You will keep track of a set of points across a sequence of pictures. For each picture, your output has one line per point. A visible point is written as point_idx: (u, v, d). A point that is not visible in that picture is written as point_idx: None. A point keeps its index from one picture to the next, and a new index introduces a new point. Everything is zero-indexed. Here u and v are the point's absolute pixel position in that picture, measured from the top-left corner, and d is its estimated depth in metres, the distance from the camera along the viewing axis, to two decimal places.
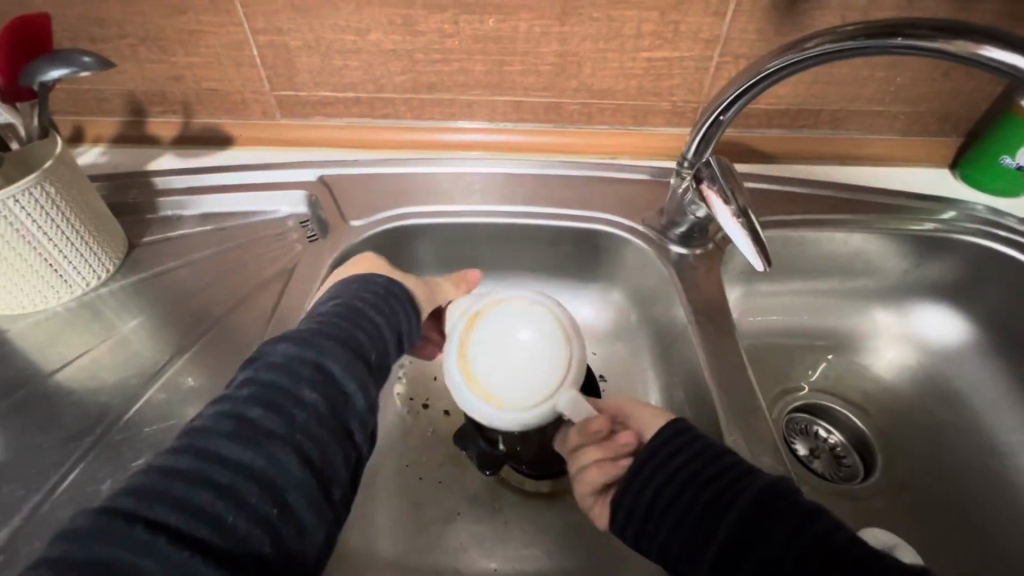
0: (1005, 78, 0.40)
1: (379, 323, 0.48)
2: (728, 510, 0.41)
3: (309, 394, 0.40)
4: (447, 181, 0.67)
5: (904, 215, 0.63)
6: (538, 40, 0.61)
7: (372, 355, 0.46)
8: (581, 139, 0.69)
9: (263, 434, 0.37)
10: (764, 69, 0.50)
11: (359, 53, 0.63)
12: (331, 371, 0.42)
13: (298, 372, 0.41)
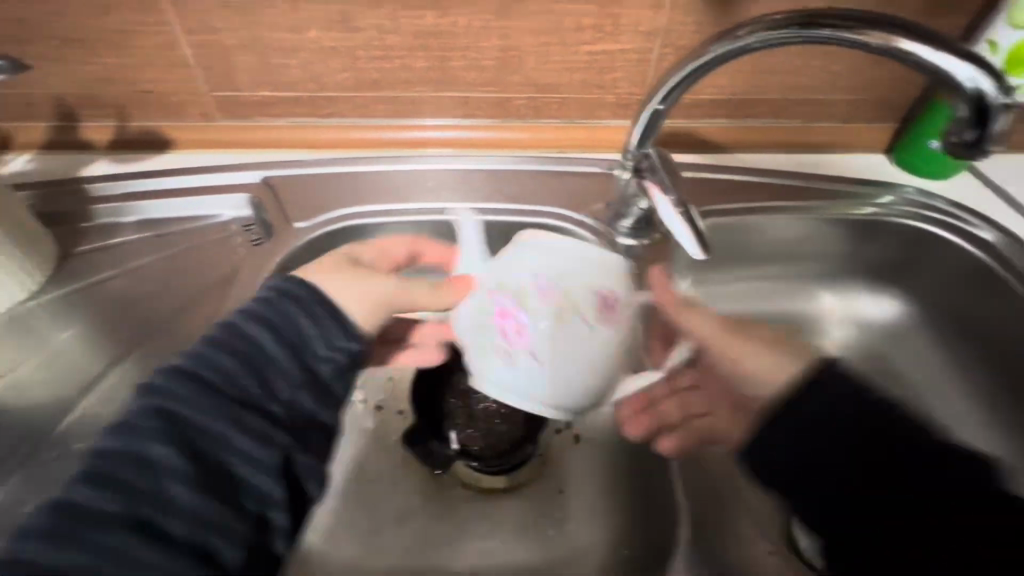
0: (923, 73, 0.42)
1: (269, 348, 0.45)
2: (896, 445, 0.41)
3: (164, 451, 0.39)
4: (398, 180, 0.67)
5: (844, 200, 0.65)
6: (479, 34, 0.60)
7: (254, 390, 0.43)
8: (528, 133, 0.69)
9: (104, 508, 0.36)
10: (702, 57, 0.50)
11: (298, 51, 0.61)
12: (190, 422, 0.41)
13: (151, 430, 0.39)
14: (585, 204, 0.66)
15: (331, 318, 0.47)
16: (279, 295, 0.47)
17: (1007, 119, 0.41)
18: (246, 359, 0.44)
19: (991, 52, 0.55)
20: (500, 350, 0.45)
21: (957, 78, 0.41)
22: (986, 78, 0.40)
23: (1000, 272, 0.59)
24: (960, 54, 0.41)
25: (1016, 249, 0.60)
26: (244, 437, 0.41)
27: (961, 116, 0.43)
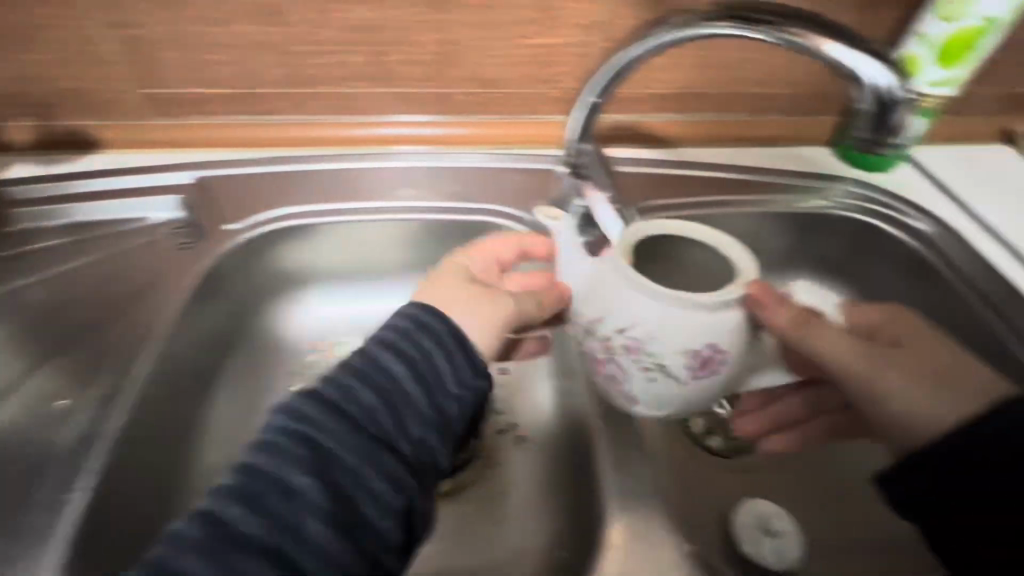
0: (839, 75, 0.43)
1: (410, 386, 0.42)
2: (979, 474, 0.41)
3: (309, 483, 0.37)
4: (354, 179, 0.65)
5: (785, 193, 0.65)
6: (416, 28, 0.59)
7: (406, 426, 0.41)
8: (490, 127, 0.67)
9: (242, 531, 0.35)
10: (639, 46, 0.48)
11: (228, 46, 0.59)
12: (337, 456, 0.38)
13: (279, 462, 0.37)
14: (525, 201, 0.66)
15: (456, 352, 0.45)
16: (416, 327, 0.45)
17: (906, 114, 0.45)
18: (383, 396, 0.41)
19: (917, 44, 0.55)
20: (643, 384, 0.44)
21: (868, 82, 0.43)
22: (893, 82, 0.43)
23: (934, 263, 0.61)
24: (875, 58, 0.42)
25: (947, 237, 0.61)
26: (376, 477, 0.38)
27: (869, 113, 0.45)
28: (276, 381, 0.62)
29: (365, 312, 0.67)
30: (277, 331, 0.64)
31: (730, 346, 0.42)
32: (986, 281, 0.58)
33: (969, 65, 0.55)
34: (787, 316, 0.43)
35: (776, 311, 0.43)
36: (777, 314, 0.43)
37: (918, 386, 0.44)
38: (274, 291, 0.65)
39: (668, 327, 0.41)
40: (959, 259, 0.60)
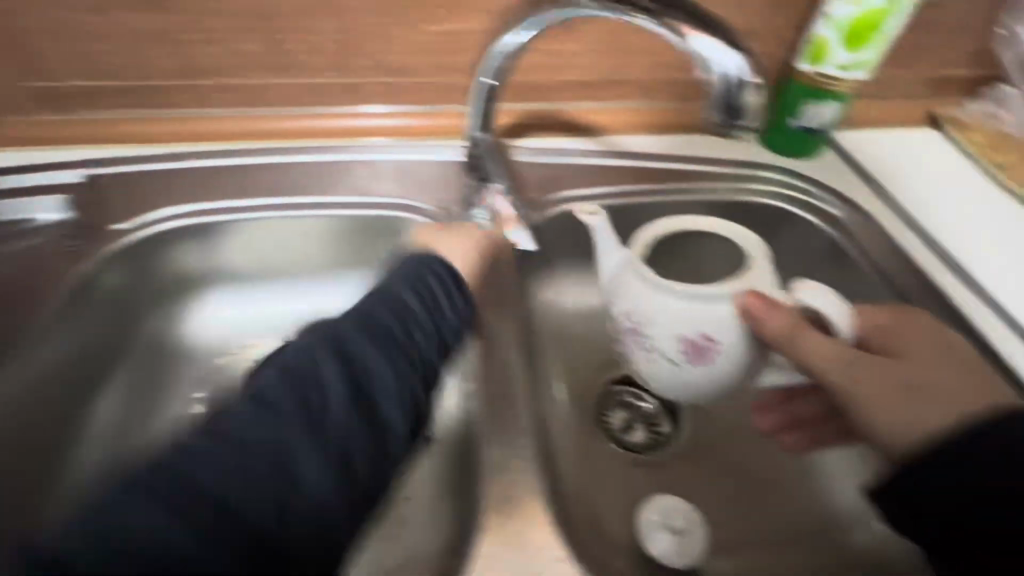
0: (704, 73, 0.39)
1: (415, 302, 0.43)
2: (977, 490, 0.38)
3: (331, 377, 0.36)
4: (290, 174, 0.62)
5: (702, 180, 0.64)
6: (312, 13, 0.57)
7: (415, 334, 0.41)
8: (439, 119, 0.64)
9: (271, 401, 0.34)
10: (525, 27, 0.46)
11: (110, 35, 0.55)
12: (351, 355, 0.38)
13: (299, 358, 0.37)
14: (437, 197, 0.63)
15: (451, 278, 0.47)
16: (415, 262, 0.46)
17: (754, 96, 0.38)
18: (393, 309, 0.41)
19: (825, 25, 0.55)
20: (650, 364, 0.45)
21: (704, 56, 0.38)
22: (730, 57, 0.38)
23: (846, 247, 0.59)
24: (714, 36, 0.38)
25: (861, 222, 0.60)
26: (388, 375, 0.38)
27: (711, 93, 0.39)
28: (173, 385, 0.60)
29: (273, 313, 0.64)
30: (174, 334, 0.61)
31: (726, 338, 0.42)
32: (897, 267, 0.57)
33: (876, 47, 0.55)
34: (780, 322, 0.41)
35: (768, 318, 0.41)
36: (773, 321, 0.41)
37: (937, 372, 0.43)
38: (173, 294, 0.62)
39: (664, 318, 0.43)
40: (869, 243, 0.59)
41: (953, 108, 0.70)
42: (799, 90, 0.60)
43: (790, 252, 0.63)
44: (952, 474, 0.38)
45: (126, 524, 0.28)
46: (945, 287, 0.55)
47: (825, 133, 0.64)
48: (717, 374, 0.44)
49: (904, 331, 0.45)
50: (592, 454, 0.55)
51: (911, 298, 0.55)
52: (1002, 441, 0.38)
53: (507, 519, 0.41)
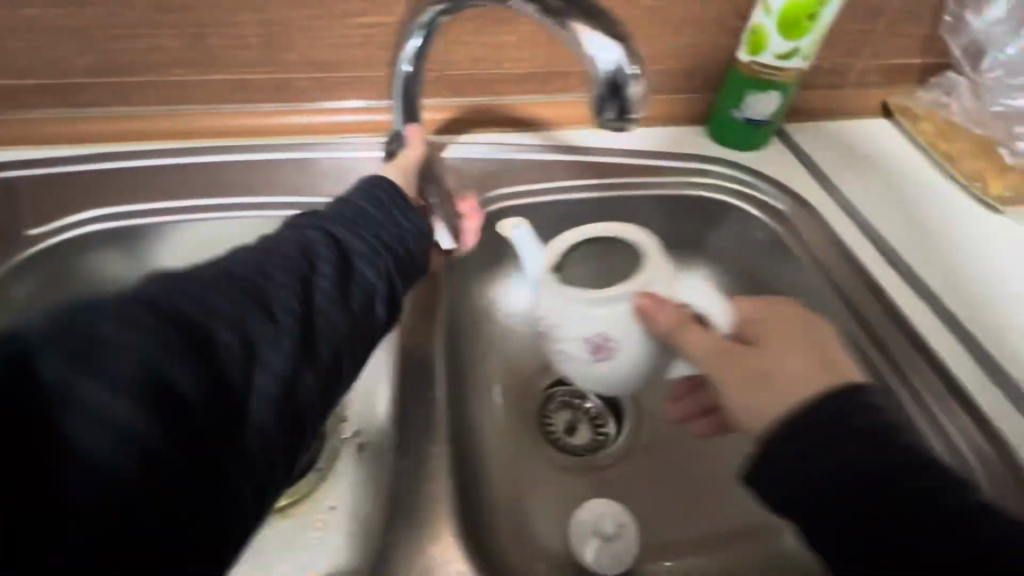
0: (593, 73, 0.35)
1: (381, 209, 0.43)
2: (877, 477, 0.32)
3: (321, 268, 0.37)
4: (231, 174, 0.60)
5: (648, 175, 0.62)
6: (232, 7, 0.54)
7: (391, 236, 0.42)
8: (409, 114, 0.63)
9: (258, 271, 0.34)
10: (415, 23, 0.44)
11: (19, 31, 0.53)
12: (332, 248, 0.38)
13: (281, 250, 0.36)
14: None
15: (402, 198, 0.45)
16: (372, 183, 0.46)
17: (638, 88, 0.35)
18: (362, 217, 0.42)
19: (765, 16, 0.53)
20: (570, 366, 0.46)
21: (584, 50, 0.35)
22: (609, 51, 0.34)
23: (789, 243, 0.58)
24: (592, 32, 0.35)
25: (801, 216, 0.59)
26: (370, 269, 0.39)
27: (593, 92, 0.35)
28: None
29: None
30: None
31: (626, 339, 0.43)
32: (834, 262, 0.56)
33: (815, 38, 0.54)
34: (672, 319, 0.41)
35: (660, 315, 0.41)
36: (661, 318, 0.41)
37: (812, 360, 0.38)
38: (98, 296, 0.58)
39: (563, 314, 0.43)
40: (808, 237, 0.58)
41: (905, 98, 0.69)
42: (738, 81, 0.59)
43: (739, 248, 0.62)
44: (814, 477, 0.33)
45: (112, 364, 0.25)
46: (881, 282, 0.54)
47: (774, 125, 0.63)
48: (630, 370, 0.45)
49: (797, 319, 0.41)
50: (530, 458, 0.54)
51: (847, 295, 0.53)
52: (858, 425, 0.33)
53: (409, 526, 0.39)
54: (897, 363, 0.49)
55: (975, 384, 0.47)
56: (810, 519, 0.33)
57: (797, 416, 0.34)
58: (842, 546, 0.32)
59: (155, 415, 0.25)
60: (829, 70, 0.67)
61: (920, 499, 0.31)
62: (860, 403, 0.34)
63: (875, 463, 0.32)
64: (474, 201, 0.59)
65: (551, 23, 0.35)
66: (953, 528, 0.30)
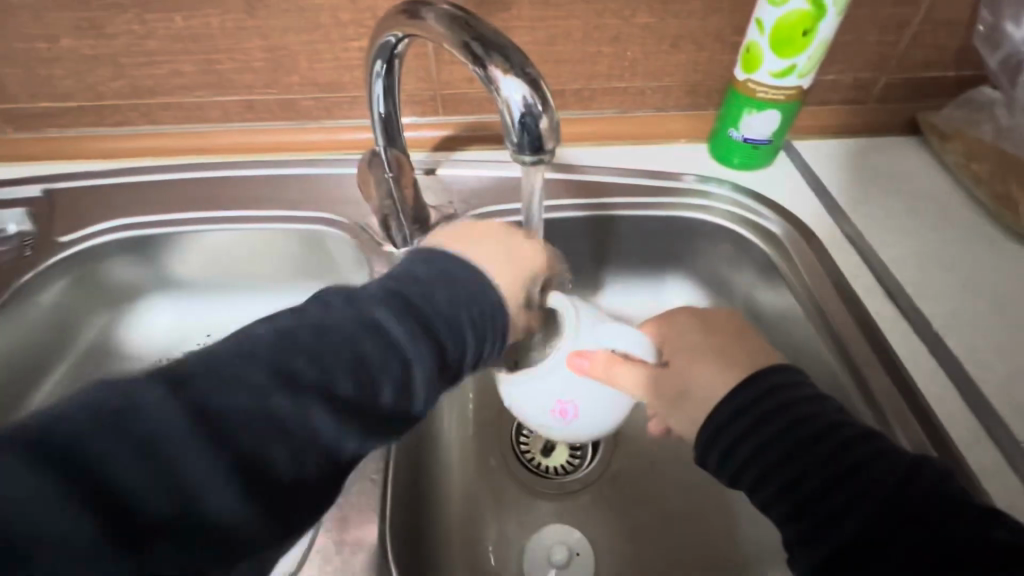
0: (501, 118, 0.32)
1: (480, 326, 0.37)
2: (815, 451, 0.35)
3: (391, 383, 0.32)
4: (236, 187, 0.63)
5: (647, 193, 0.60)
6: (238, 35, 0.58)
7: (472, 357, 0.37)
8: (406, 132, 0.65)
9: (255, 388, 0.29)
10: (370, 72, 0.44)
11: (60, 61, 0.59)
12: (424, 366, 0.33)
13: (381, 351, 0.32)
14: (360, 211, 0.61)
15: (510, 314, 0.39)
16: (430, 252, 0.39)
17: (551, 121, 0.32)
18: (463, 325, 0.36)
19: (758, 33, 0.51)
20: (557, 428, 0.45)
21: (498, 88, 0.31)
22: (519, 84, 0.31)
23: (784, 269, 0.55)
24: (507, 67, 0.31)
25: (798, 243, 0.56)
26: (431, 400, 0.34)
27: (502, 125, 0.32)
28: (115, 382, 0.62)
29: (213, 324, 0.66)
30: (119, 337, 0.64)
31: (580, 395, 0.42)
32: (828, 294, 0.52)
33: (814, 54, 0.51)
34: (599, 373, 0.40)
35: (592, 373, 0.41)
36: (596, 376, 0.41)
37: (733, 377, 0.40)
38: (123, 292, 0.64)
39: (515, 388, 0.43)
40: (803, 266, 0.54)
41: (938, 115, 0.63)
42: (733, 99, 0.56)
43: (735, 271, 0.60)
44: (748, 451, 0.37)
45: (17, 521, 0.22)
46: (877, 322, 0.50)
47: (779, 143, 0.59)
48: (597, 411, 0.43)
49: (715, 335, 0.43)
50: (500, 477, 0.54)
51: (838, 332, 0.50)
52: (777, 401, 0.37)
53: (345, 535, 0.41)
54: (881, 407, 0.45)
55: (964, 437, 0.44)
56: (750, 487, 0.37)
57: (734, 398, 0.38)
58: (780, 508, 0.35)
59: (162, 485, 0.25)
60: (850, 84, 0.62)
61: (834, 456, 0.34)
62: (778, 385, 0.38)
63: (793, 430, 0.36)
64: (458, 217, 0.59)
65: (468, 62, 0.32)
66: (862, 478, 0.33)
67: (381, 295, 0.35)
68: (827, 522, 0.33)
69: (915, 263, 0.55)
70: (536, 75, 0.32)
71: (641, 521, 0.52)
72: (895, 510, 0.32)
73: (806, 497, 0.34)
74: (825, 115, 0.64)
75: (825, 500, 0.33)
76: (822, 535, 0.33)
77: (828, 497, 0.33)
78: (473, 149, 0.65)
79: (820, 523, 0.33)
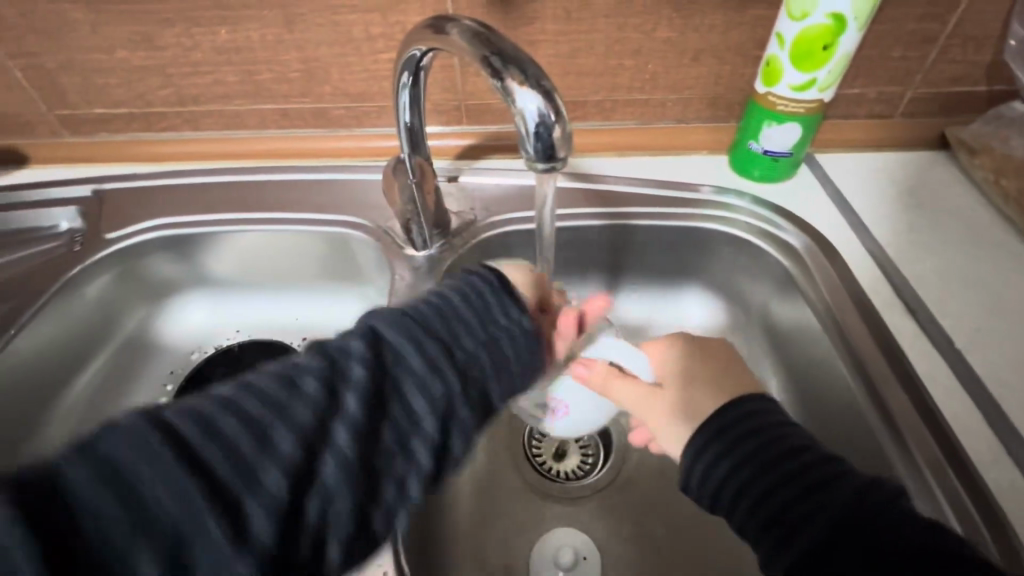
0: (517, 128, 0.34)
1: (459, 301, 0.40)
2: (785, 469, 0.36)
3: (359, 350, 0.36)
4: (268, 190, 0.66)
5: (666, 203, 0.61)
6: (276, 48, 0.61)
7: (456, 328, 0.39)
8: (431, 140, 0.67)
9: (229, 424, 0.32)
10: (397, 84, 0.46)
11: (114, 71, 0.63)
12: (398, 331, 0.38)
13: (369, 371, 0.36)
14: (384, 216, 0.63)
15: (514, 298, 0.42)
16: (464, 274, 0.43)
17: (563, 131, 0.33)
18: (434, 301, 0.40)
19: (778, 47, 0.51)
20: (548, 424, 0.50)
21: (514, 100, 0.33)
22: (533, 96, 0.32)
23: (802, 282, 0.55)
24: (523, 80, 0.33)
25: (817, 257, 0.56)
26: (416, 365, 0.37)
27: (517, 135, 0.34)
28: (148, 373, 0.65)
29: (245, 321, 0.69)
30: (157, 331, 0.67)
31: (575, 399, 0.48)
32: (845, 308, 0.52)
33: (835, 68, 0.51)
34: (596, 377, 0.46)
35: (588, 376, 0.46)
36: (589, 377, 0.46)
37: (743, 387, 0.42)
38: (165, 287, 0.67)
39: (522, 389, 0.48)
40: (821, 280, 0.54)
41: (966, 130, 0.62)
42: (754, 112, 0.57)
43: (755, 283, 0.60)
44: (724, 469, 0.38)
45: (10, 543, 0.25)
46: (897, 339, 0.50)
47: (801, 155, 0.60)
48: (586, 415, 0.49)
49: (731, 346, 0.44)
50: (511, 479, 0.55)
51: (854, 346, 0.49)
52: (752, 425, 0.39)
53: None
54: (898, 429, 0.45)
55: (984, 459, 0.43)
56: (729, 507, 0.37)
57: (713, 420, 0.40)
58: (754, 526, 0.36)
59: (132, 526, 0.27)
60: (874, 98, 0.62)
61: (800, 475, 0.35)
62: (754, 410, 0.40)
63: (765, 451, 0.37)
64: (477, 223, 0.61)
65: (485, 75, 0.34)
66: (826, 494, 0.34)
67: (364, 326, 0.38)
68: (794, 536, 0.34)
69: (938, 280, 0.54)
70: (551, 88, 0.33)
71: (651, 531, 0.52)
72: (857, 523, 0.32)
73: (774, 514, 0.35)
74: (848, 128, 0.64)
75: (794, 514, 0.34)
76: (792, 548, 0.34)
77: (796, 512, 0.34)
78: (495, 158, 0.67)
79: (787, 538, 0.34)
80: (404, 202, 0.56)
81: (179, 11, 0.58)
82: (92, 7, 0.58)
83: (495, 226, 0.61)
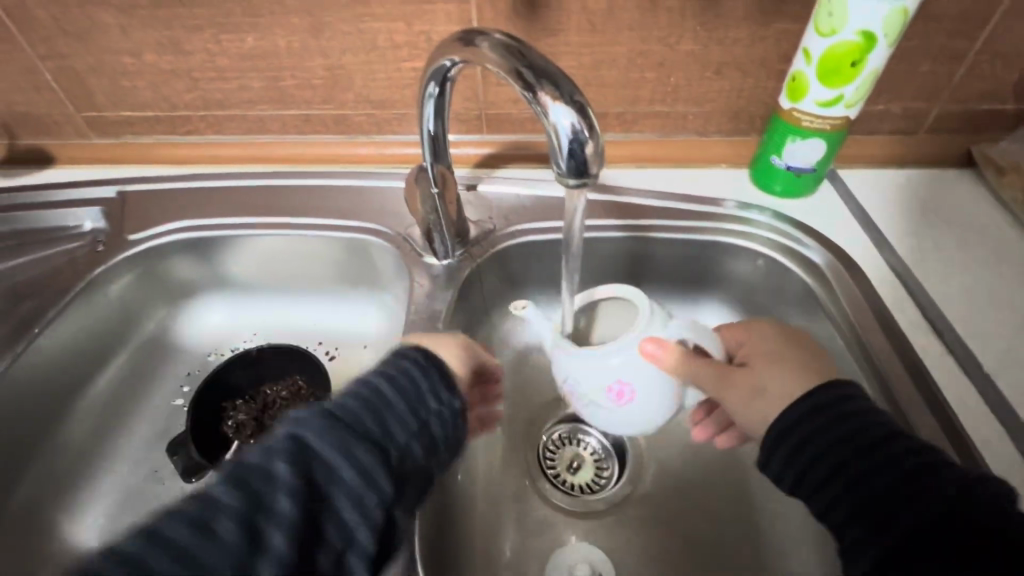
0: (549, 143, 0.34)
1: (385, 399, 0.40)
2: (880, 456, 0.37)
3: (290, 479, 0.34)
4: (288, 195, 0.66)
5: (686, 215, 0.60)
6: (301, 55, 0.61)
7: (375, 411, 0.39)
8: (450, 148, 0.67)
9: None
10: (423, 93, 0.46)
11: (141, 74, 0.64)
12: (314, 433, 0.36)
13: (297, 492, 0.34)
14: (403, 223, 0.64)
15: (442, 379, 0.43)
16: (397, 354, 0.44)
17: (596, 146, 0.33)
18: (362, 400, 0.39)
19: (805, 63, 0.51)
20: (609, 415, 0.45)
21: (547, 114, 0.33)
22: (567, 111, 0.32)
23: (823, 300, 0.54)
24: (556, 94, 0.33)
25: (840, 274, 0.55)
26: (344, 477, 0.35)
27: (551, 149, 0.34)
28: (166, 373, 0.66)
29: (260, 325, 0.69)
30: (174, 332, 0.68)
31: (643, 385, 0.43)
32: (870, 327, 0.51)
33: (862, 84, 0.51)
34: (672, 360, 0.42)
35: (662, 360, 0.42)
36: (667, 358, 0.42)
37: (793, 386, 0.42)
38: (185, 289, 0.68)
39: (569, 365, 0.44)
40: (845, 296, 0.53)
41: (994, 147, 0.62)
42: (778, 126, 0.56)
43: (774, 298, 0.59)
44: (815, 451, 0.39)
45: None
46: (924, 360, 0.49)
47: (824, 171, 0.59)
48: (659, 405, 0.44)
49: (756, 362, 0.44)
50: (524, 490, 0.55)
51: (881, 367, 0.49)
52: (848, 410, 0.39)
53: None
54: None
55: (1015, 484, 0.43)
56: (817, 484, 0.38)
57: (805, 402, 0.41)
58: (845, 505, 0.37)
59: None
60: (899, 114, 0.61)
61: (893, 460, 0.37)
62: (845, 397, 0.40)
63: (857, 437, 0.38)
64: (497, 233, 0.61)
65: (519, 90, 0.34)
66: (927, 482, 0.35)
67: (289, 443, 0.35)
68: (889, 519, 0.35)
69: (965, 300, 0.53)
70: (584, 103, 0.33)
71: (668, 547, 0.52)
72: (958, 513, 0.33)
73: (870, 496, 0.36)
74: (873, 144, 0.63)
75: (889, 499, 0.35)
76: (885, 529, 0.35)
77: (891, 497, 0.35)
78: (516, 166, 0.67)
79: (880, 519, 0.35)
80: (425, 210, 0.56)
81: (207, 17, 0.59)
82: (122, 12, 0.59)
83: (513, 235, 0.61)
